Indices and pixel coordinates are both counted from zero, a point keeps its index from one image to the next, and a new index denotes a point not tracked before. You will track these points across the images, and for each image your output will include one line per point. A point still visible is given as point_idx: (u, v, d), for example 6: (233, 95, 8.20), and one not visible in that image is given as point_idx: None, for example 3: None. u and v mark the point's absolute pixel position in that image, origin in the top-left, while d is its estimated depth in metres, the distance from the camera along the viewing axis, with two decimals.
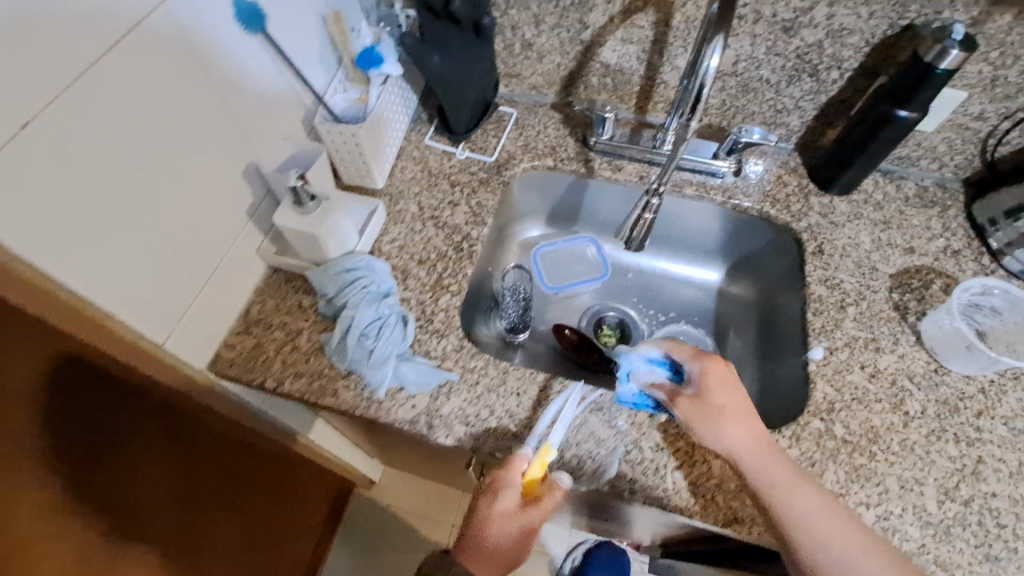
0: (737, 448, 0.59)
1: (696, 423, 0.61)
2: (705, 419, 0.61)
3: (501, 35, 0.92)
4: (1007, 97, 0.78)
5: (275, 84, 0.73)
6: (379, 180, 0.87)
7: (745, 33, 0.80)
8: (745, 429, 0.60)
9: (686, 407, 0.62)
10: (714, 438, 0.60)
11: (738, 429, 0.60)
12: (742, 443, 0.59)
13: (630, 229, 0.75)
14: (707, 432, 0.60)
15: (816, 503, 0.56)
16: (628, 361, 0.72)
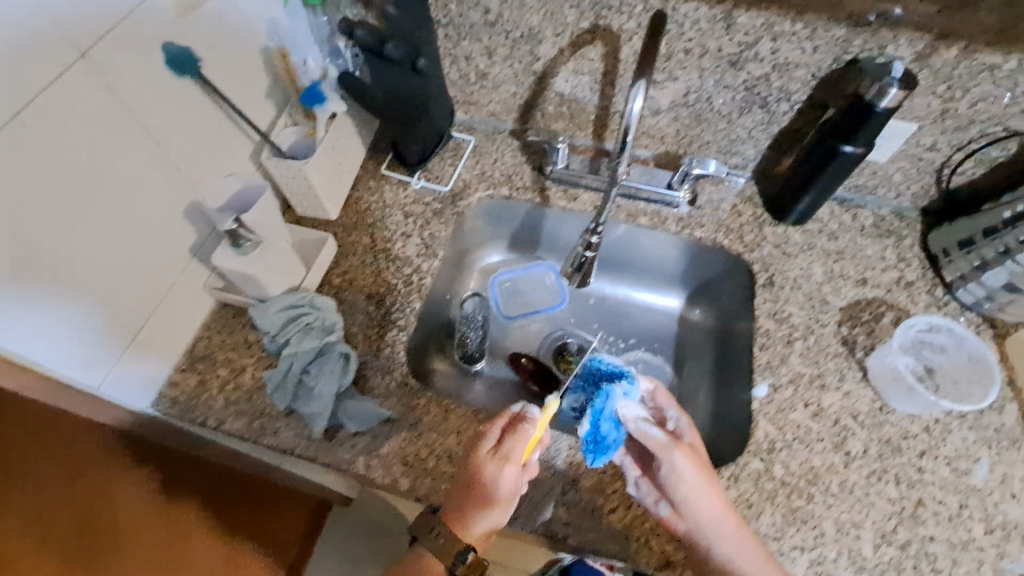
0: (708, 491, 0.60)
1: (691, 476, 0.59)
2: (699, 477, 0.59)
3: (455, 64, 0.91)
4: (959, 130, 0.76)
5: (217, 124, 0.73)
6: (330, 210, 0.88)
7: (692, 66, 0.79)
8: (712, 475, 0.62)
9: (686, 457, 0.59)
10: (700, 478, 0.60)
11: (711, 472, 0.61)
12: (720, 504, 0.59)
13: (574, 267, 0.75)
14: (693, 487, 0.59)
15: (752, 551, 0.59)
16: (633, 388, 0.65)
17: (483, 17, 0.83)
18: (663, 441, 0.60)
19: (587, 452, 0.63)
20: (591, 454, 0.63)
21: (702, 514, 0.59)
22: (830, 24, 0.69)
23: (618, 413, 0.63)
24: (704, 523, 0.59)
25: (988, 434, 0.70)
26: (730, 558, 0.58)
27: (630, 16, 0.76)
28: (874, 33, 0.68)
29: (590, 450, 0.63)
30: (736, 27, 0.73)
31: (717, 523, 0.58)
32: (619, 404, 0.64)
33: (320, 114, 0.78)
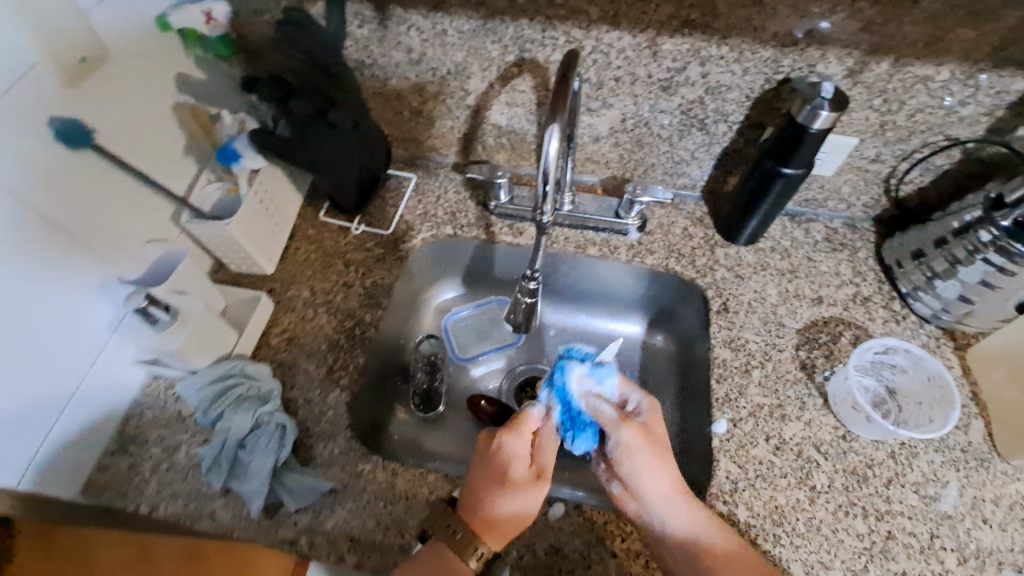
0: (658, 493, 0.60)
1: (637, 452, 0.60)
2: (648, 455, 0.61)
3: (387, 104, 0.88)
4: (900, 140, 0.74)
5: (124, 191, 0.69)
6: (265, 264, 0.83)
7: (626, 93, 0.76)
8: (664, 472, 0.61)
9: (635, 434, 0.60)
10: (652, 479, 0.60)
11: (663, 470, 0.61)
12: (669, 484, 0.60)
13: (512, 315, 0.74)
14: (642, 464, 0.60)
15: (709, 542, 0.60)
16: (602, 367, 0.66)
17: (407, 55, 0.79)
18: (612, 417, 0.62)
19: (567, 434, 0.65)
20: (569, 434, 0.65)
21: (649, 490, 0.60)
22: (757, 45, 0.67)
23: (579, 392, 0.65)
24: (653, 500, 0.60)
25: (955, 454, 0.67)
26: (682, 533, 0.60)
27: (554, 48, 0.73)
28: (802, 52, 0.66)
29: (568, 431, 0.65)
30: (663, 53, 0.70)
31: (665, 502, 0.60)
32: (574, 383, 0.65)
33: (239, 173, 0.74)
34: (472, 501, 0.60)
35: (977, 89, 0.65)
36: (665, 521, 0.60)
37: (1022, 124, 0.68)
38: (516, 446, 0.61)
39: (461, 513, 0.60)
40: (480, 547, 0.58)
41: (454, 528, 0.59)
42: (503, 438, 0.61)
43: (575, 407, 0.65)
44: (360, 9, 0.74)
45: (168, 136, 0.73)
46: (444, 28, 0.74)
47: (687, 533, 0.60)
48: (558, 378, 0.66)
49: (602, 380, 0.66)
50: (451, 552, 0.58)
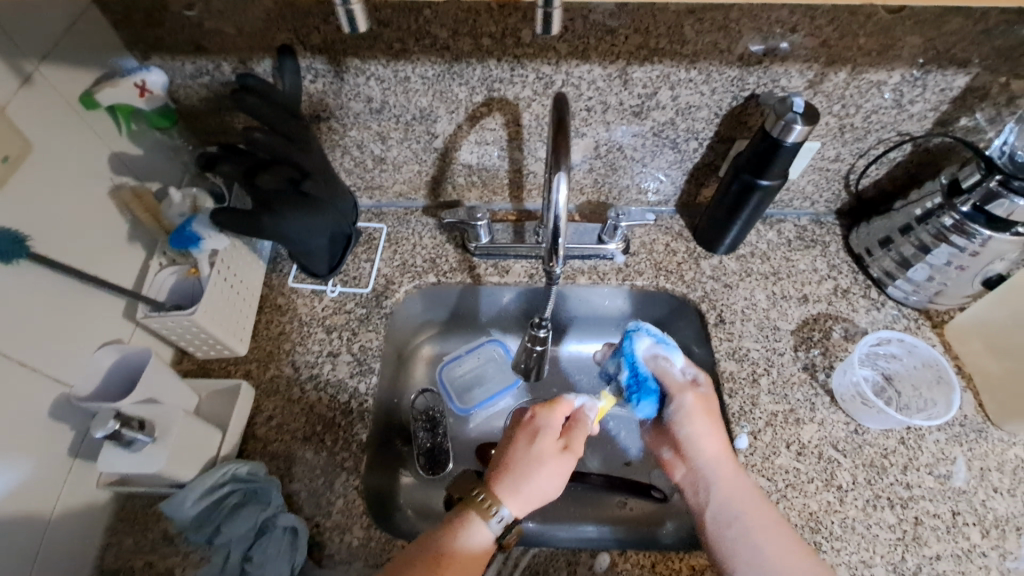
0: (716, 457, 0.63)
1: (697, 417, 0.65)
2: (706, 420, 0.65)
3: (347, 155, 0.82)
4: (857, 140, 0.78)
5: (65, 296, 0.60)
6: (237, 346, 0.75)
7: (598, 121, 0.76)
8: (719, 441, 0.64)
9: (696, 400, 0.65)
10: (708, 447, 0.64)
11: (715, 438, 0.64)
12: (721, 449, 0.64)
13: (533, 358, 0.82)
14: (699, 428, 0.64)
15: (755, 516, 0.59)
16: (670, 344, 0.68)
17: (367, 105, 0.75)
18: (680, 381, 0.66)
19: (632, 396, 0.65)
20: (633, 397, 0.65)
21: (705, 454, 0.64)
22: (723, 67, 0.69)
23: (646, 357, 0.67)
24: (705, 463, 0.63)
25: (956, 430, 0.72)
26: (729, 499, 0.61)
27: (524, 85, 0.72)
28: (765, 69, 0.69)
29: (633, 393, 0.66)
30: (633, 81, 0.71)
31: (717, 468, 0.63)
32: (643, 350, 0.67)
33: (199, 255, 0.68)
34: (498, 466, 0.60)
35: (924, 88, 0.70)
36: (715, 485, 0.62)
37: (963, 115, 0.73)
38: (549, 417, 0.63)
39: (486, 478, 0.60)
40: (499, 508, 0.57)
41: (478, 491, 0.58)
42: (536, 411, 0.64)
43: (643, 372, 0.66)
44: (313, 63, 0.70)
45: (105, 224, 0.65)
46: (406, 75, 0.71)
47: (734, 498, 0.61)
48: (627, 346, 0.68)
49: (672, 354, 0.67)
50: (474, 516, 0.57)
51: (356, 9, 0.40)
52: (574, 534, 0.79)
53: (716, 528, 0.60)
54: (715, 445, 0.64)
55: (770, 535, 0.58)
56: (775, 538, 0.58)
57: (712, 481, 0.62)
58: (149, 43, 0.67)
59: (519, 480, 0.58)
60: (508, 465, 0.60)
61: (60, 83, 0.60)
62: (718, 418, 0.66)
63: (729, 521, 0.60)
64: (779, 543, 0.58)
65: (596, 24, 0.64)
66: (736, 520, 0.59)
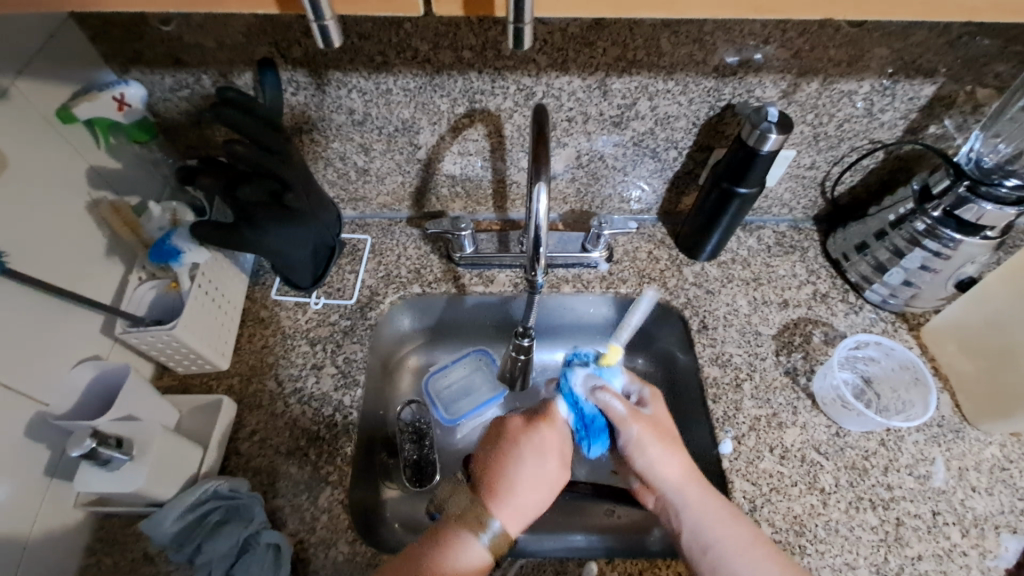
0: (674, 481, 0.61)
1: (648, 445, 0.62)
2: (658, 444, 0.62)
3: (330, 167, 0.82)
4: (831, 148, 0.80)
5: (42, 311, 0.60)
6: (219, 360, 0.74)
7: (579, 131, 0.77)
8: (677, 459, 0.62)
9: (643, 428, 0.62)
10: (665, 471, 0.62)
11: (668, 460, 0.62)
12: (682, 470, 0.62)
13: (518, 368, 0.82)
14: (654, 454, 0.62)
15: (728, 541, 0.58)
16: (602, 367, 0.67)
17: (349, 117, 0.75)
18: (623, 411, 0.62)
19: (583, 441, 0.62)
20: (585, 441, 0.63)
21: (665, 478, 0.62)
22: (699, 78, 0.70)
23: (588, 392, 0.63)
24: (670, 490, 0.62)
25: (934, 430, 0.73)
26: (698, 524, 0.59)
27: (505, 96, 0.73)
28: (740, 80, 0.70)
29: (582, 437, 0.63)
30: (612, 92, 0.72)
31: (683, 493, 0.61)
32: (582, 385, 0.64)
33: (179, 270, 0.67)
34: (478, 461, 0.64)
35: (894, 98, 0.72)
36: (682, 510, 0.61)
37: (932, 123, 0.76)
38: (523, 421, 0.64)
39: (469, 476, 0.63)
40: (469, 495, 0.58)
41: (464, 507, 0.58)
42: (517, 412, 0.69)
43: (586, 412, 0.63)
44: (294, 76, 0.70)
45: (82, 239, 0.65)
46: (388, 88, 0.71)
47: (703, 522, 0.59)
48: (564, 385, 0.64)
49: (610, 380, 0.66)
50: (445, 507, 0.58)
51: (332, 24, 0.38)
52: (562, 543, 0.79)
53: (692, 555, 0.60)
54: (670, 463, 0.62)
55: (746, 560, 0.57)
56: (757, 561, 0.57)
57: (679, 508, 0.61)
58: (128, 56, 0.67)
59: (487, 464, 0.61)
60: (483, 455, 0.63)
61: (37, 97, 0.59)
62: (672, 435, 0.64)
63: (705, 548, 0.59)
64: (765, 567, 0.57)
65: (574, 36, 0.66)
66: (706, 544, 0.59)
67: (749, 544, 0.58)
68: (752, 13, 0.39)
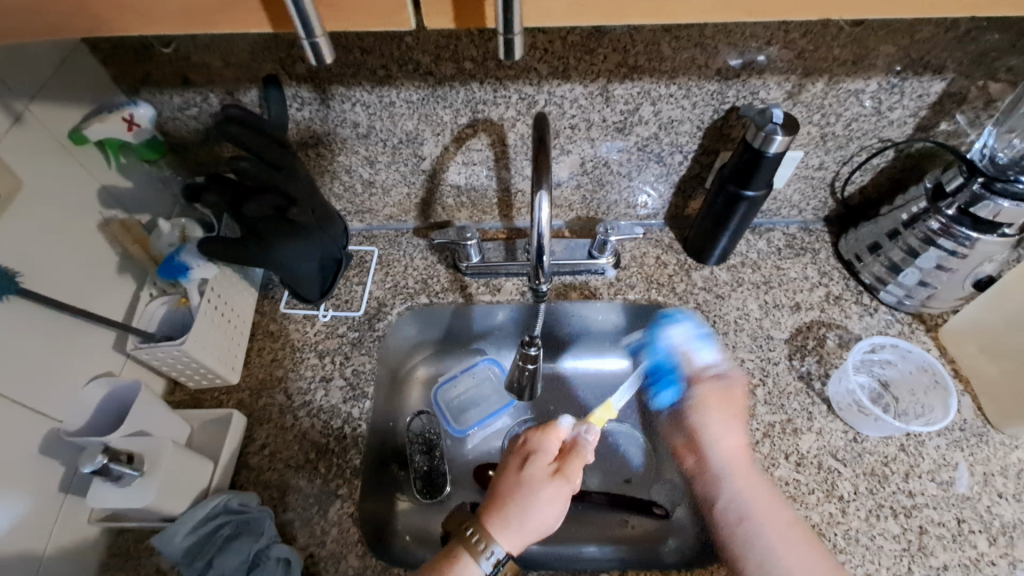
0: (726, 448, 0.68)
1: (711, 409, 0.71)
2: (718, 410, 0.70)
3: (336, 180, 0.83)
4: (840, 148, 0.79)
5: (56, 329, 0.61)
6: (229, 375, 0.74)
7: (583, 138, 0.77)
8: (735, 429, 0.69)
9: (711, 390, 0.72)
10: (710, 441, 0.69)
11: (720, 431, 0.69)
12: (740, 440, 0.68)
13: (528, 376, 0.82)
14: (712, 419, 0.70)
15: (766, 510, 0.61)
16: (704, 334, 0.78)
17: (354, 130, 0.76)
18: (698, 369, 0.75)
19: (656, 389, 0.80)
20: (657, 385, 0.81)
21: (718, 443, 0.68)
22: (702, 81, 0.70)
23: (677, 346, 0.77)
24: (715, 455, 0.68)
25: (956, 435, 0.71)
26: (739, 492, 0.64)
27: (507, 105, 0.73)
28: (744, 82, 0.70)
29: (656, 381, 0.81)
30: (614, 98, 0.72)
31: (726, 462, 0.66)
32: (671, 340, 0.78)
33: (189, 285, 0.68)
34: (496, 501, 0.59)
35: (902, 95, 0.71)
36: (725, 478, 0.66)
37: (943, 120, 0.74)
38: (541, 440, 0.63)
39: (482, 516, 0.58)
40: (491, 546, 0.56)
41: (469, 529, 0.57)
42: (529, 437, 0.64)
43: (666, 361, 0.78)
44: (298, 91, 0.71)
45: (94, 257, 0.66)
46: (391, 100, 0.72)
47: (745, 491, 0.63)
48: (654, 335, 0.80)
49: (702, 346, 0.76)
50: (460, 551, 0.56)
51: (323, 41, 0.38)
52: (575, 555, 0.77)
53: (725, 520, 0.63)
54: (730, 428, 0.69)
55: (781, 533, 0.59)
56: (785, 536, 0.59)
57: (722, 476, 0.66)
58: (137, 78, 0.69)
59: (505, 508, 0.58)
60: (502, 501, 0.59)
61: (50, 120, 0.61)
62: (740, 407, 0.71)
63: (740, 515, 0.62)
64: (793, 544, 0.58)
65: (574, 44, 0.66)
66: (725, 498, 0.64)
67: (785, 520, 0.61)
68: (747, 16, 0.39)
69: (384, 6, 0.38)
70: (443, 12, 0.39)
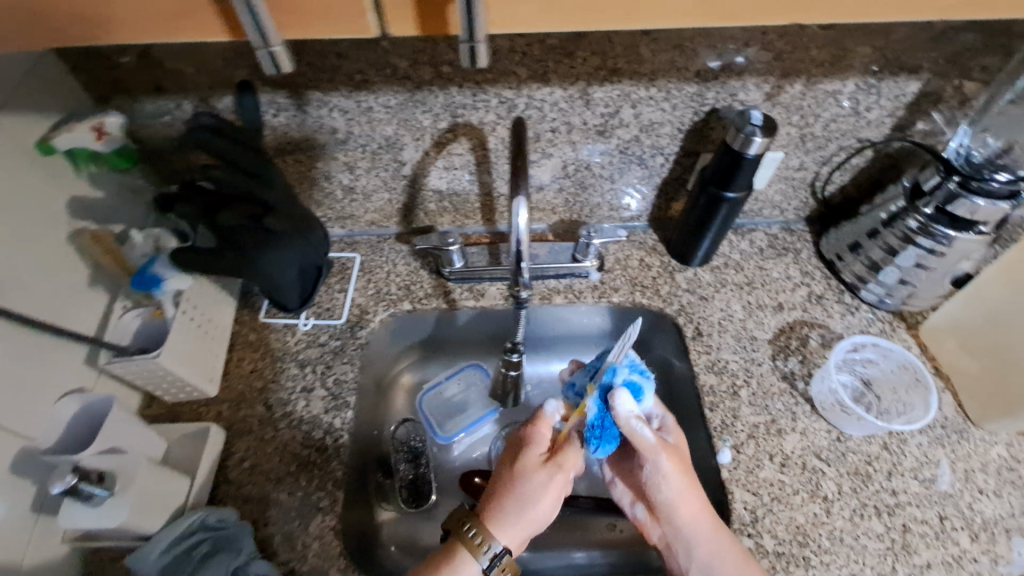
0: (682, 519, 0.59)
1: (671, 476, 0.58)
2: (683, 476, 0.58)
3: (315, 186, 0.82)
4: (819, 148, 0.79)
5: (24, 344, 0.59)
6: (208, 387, 0.72)
7: (564, 141, 0.77)
8: (689, 498, 0.58)
9: (671, 456, 0.58)
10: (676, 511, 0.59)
11: (689, 498, 0.59)
12: (701, 506, 0.59)
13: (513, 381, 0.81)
14: (678, 487, 0.58)
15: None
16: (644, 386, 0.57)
17: (332, 136, 0.75)
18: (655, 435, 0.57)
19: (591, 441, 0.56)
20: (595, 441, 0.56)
21: (683, 514, 0.58)
22: (682, 83, 0.70)
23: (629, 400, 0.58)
24: (683, 524, 0.59)
25: (937, 432, 0.71)
26: (709, 562, 0.58)
27: (487, 110, 0.72)
28: (723, 84, 0.70)
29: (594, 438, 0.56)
30: (594, 101, 0.72)
31: (696, 527, 0.58)
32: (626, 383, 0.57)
33: (162, 298, 0.66)
34: (494, 496, 0.59)
35: (879, 96, 0.72)
36: (694, 547, 0.59)
37: (920, 120, 0.75)
38: (534, 433, 0.61)
39: (481, 512, 0.58)
40: (490, 543, 0.55)
41: (469, 525, 0.57)
42: (523, 429, 0.62)
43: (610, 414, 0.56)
44: (274, 97, 0.69)
45: (64, 269, 0.64)
46: (369, 105, 0.71)
47: (715, 560, 0.58)
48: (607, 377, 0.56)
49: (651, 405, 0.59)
50: (460, 549, 0.56)
51: (280, 50, 0.38)
52: (563, 561, 0.77)
53: None
54: (685, 498, 0.58)
55: None
56: None
57: (691, 544, 0.59)
58: (107, 85, 0.67)
59: (503, 501, 0.58)
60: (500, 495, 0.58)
61: (14, 129, 0.59)
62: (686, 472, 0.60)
63: None
64: None
65: (553, 48, 0.65)
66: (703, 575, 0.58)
67: None
68: (715, 21, 0.39)
69: (345, 12, 0.37)
70: (407, 18, 0.38)
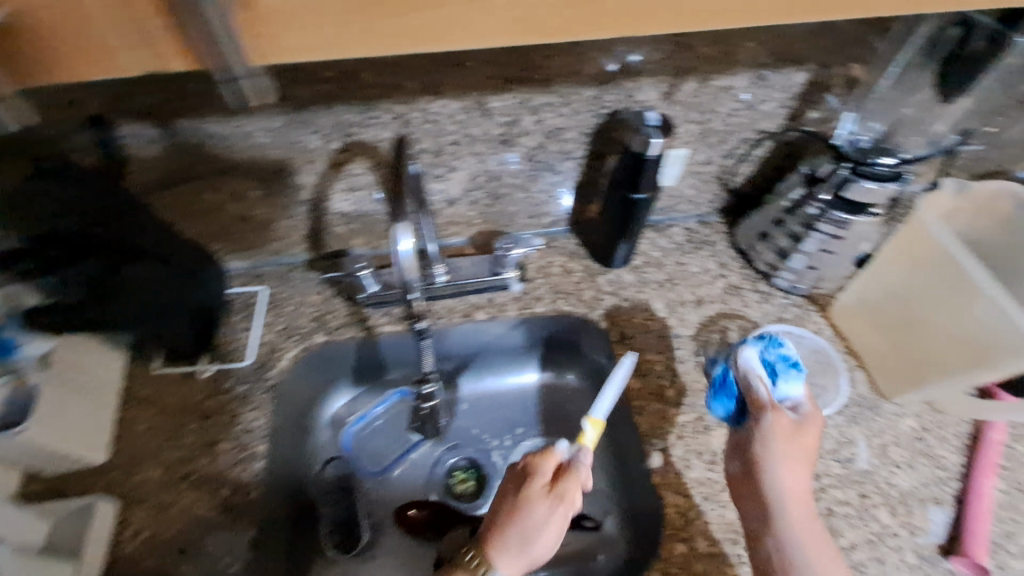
0: (790, 490, 0.58)
1: (788, 446, 0.58)
2: (796, 448, 0.58)
3: (205, 219, 0.75)
4: (722, 142, 0.80)
5: None
6: (95, 454, 0.66)
7: (469, 153, 0.74)
8: (805, 466, 0.58)
9: (781, 422, 0.59)
10: (780, 482, 0.58)
11: (797, 467, 0.58)
12: (806, 475, 0.58)
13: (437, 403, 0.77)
14: (787, 461, 0.58)
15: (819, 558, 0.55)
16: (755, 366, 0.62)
17: (214, 166, 0.69)
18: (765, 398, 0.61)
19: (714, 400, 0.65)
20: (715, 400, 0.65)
21: (792, 483, 0.58)
22: (578, 88, 0.68)
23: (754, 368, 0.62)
24: (787, 496, 0.58)
25: (852, 411, 0.74)
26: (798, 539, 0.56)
27: (381, 126, 0.68)
28: (619, 86, 0.69)
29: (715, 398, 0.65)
30: (493, 111, 0.69)
31: (795, 489, 0.58)
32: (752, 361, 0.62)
33: (23, 364, 0.60)
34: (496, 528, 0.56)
35: (770, 89, 0.73)
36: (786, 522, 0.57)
37: (811, 109, 0.77)
38: (540, 465, 0.58)
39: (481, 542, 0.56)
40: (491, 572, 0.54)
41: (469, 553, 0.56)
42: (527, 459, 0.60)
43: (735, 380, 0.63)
44: (138, 130, 0.63)
45: None
46: (250, 130, 0.65)
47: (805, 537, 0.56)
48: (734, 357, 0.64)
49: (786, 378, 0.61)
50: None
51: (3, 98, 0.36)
52: None
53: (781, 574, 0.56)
54: (797, 467, 0.58)
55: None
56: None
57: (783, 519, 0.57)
58: None
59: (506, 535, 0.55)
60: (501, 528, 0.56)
61: None
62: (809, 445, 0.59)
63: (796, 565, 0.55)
64: None
65: (439, 59, 0.62)
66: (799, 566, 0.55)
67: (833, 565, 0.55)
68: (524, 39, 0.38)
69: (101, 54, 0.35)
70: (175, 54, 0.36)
